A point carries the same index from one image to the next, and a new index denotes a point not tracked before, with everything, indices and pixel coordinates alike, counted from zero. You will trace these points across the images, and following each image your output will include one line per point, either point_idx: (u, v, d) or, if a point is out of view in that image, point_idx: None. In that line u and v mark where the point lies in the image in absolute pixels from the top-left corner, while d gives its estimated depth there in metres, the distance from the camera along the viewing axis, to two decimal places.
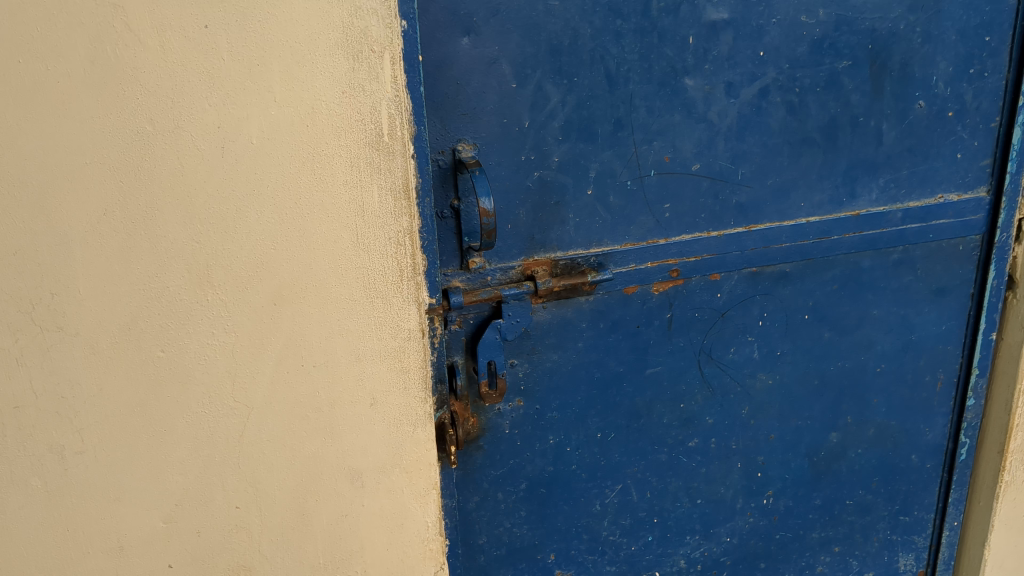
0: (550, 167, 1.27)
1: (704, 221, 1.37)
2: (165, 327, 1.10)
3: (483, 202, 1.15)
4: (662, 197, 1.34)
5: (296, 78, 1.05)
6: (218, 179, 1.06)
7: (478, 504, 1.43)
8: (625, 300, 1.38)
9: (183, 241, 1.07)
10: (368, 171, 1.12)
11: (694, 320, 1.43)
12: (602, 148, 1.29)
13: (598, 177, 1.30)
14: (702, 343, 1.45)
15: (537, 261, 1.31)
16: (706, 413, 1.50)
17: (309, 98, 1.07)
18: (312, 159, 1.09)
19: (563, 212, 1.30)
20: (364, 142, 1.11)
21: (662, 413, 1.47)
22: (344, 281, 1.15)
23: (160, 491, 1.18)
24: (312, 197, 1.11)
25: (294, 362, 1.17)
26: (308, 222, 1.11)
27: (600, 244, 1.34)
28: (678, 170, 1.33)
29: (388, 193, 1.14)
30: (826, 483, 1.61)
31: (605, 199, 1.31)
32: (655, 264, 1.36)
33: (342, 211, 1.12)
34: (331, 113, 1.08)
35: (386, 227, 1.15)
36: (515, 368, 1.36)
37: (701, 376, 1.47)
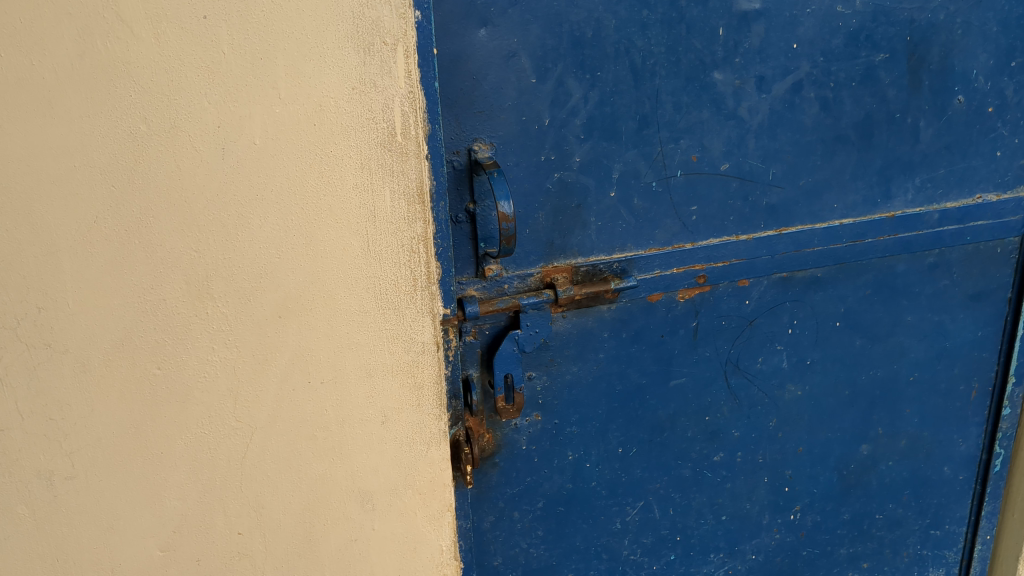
0: (572, 168, 1.19)
1: (732, 224, 1.29)
2: (161, 342, 1.03)
3: (502, 203, 1.08)
4: (689, 198, 1.26)
5: (303, 72, 0.97)
6: (218, 182, 0.98)
7: (493, 524, 1.35)
8: (649, 308, 1.30)
9: (180, 250, 0.99)
10: (380, 173, 1.04)
11: (721, 328, 1.35)
12: (626, 147, 1.21)
13: (622, 178, 1.22)
14: (728, 353, 1.37)
15: (557, 268, 1.23)
16: (732, 426, 1.42)
17: (317, 95, 0.99)
18: (321, 160, 1.01)
19: (585, 215, 1.22)
20: (375, 142, 1.03)
21: (686, 427, 1.40)
22: (354, 292, 1.07)
23: (157, 517, 1.10)
24: (321, 201, 1.02)
25: (300, 379, 1.09)
26: (315, 228, 1.03)
27: (623, 249, 1.26)
28: (706, 170, 1.25)
29: (400, 197, 1.06)
30: (855, 497, 1.54)
31: (629, 201, 1.24)
32: (681, 270, 1.28)
33: (353, 217, 1.04)
34: (341, 111, 1.00)
35: (399, 233, 1.07)
36: (533, 382, 1.29)
37: (728, 388, 1.39)
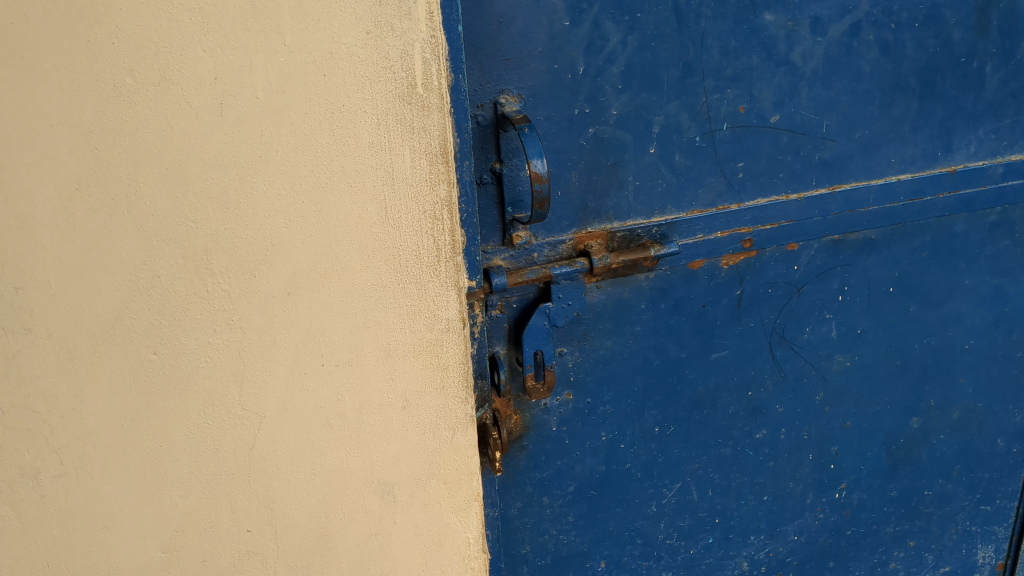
0: (608, 122, 1.07)
1: (782, 181, 1.18)
2: (157, 324, 0.92)
3: (533, 160, 0.96)
4: (735, 154, 1.14)
5: (310, 14, 0.85)
6: (216, 143, 0.86)
7: (521, 510, 1.25)
8: (690, 276, 1.19)
9: (175, 220, 0.88)
10: (399, 130, 0.92)
11: (767, 297, 1.24)
12: (667, 98, 1.09)
13: (662, 133, 1.10)
14: (774, 323, 1.26)
15: (591, 234, 1.12)
16: (776, 401, 1.32)
17: (326, 41, 0.86)
18: (332, 116, 0.89)
19: (621, 174, 1.11)
20: (393, 95, 0.90)
21: (727, 403, 1.29)
22: (370, 265, 0.96)
23: (158, 516, 0.99)
24: (333, 163, 0.91)
25: (312, 362, 0.98)
26: (327, 192, 0.91)
27: (662, 212, 1.14)
28: (755, 123, 1.13)
29: (422, 157, 0.94)
30: (904, 473, 1.44)
31: (669, 158, 1.12)
32: (725, 234, 1.17)
33: (369, 181, 0.92)
34: (354, 59, 0.88)
35: (421, 198, 0.95)
36: (564, 358, 1.18)
37: (773, 360, 1.29)
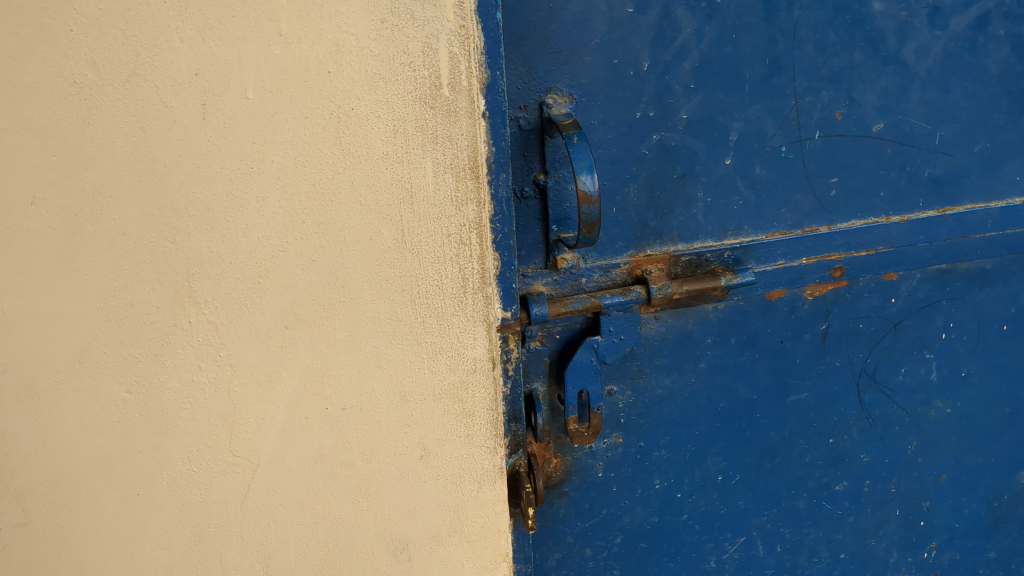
0: (676, 128, 0.90)
1: (882, 201, 0.99)
2: (132, 359, 0.78)
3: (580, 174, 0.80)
4: (828, 168, 0.96)
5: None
6: (197, 151, 0.72)
7: (559, 563, 1.08)
8: (766, 308, 1.01)
9: (151, 240, 0.74)
10: (419, 138, 0.76)
11: (857, 333, 1.06)
12: (749, 100, 0.91)
13: (742, 141, 0.93)
14: (864, 363, 1.09)
15: (651, 258, 0.95)
16: (861, 450, 1.15)
17: (331, 31, 0.71)
18: (337, 121, 0.74)
19: (689, 190, 0.94)
20: (411, 97, 0.75)
21: (804, 451, 1.13)
22: (383, 296, 0.81)
23: (136, 572, 0.86)
24: (339, 176, 0.75)
25: (315, 405, 0.84)
26: (331, 211, 0.76)
27: (737, 234, 0.97)
28: (853, 132, 0.95)
29: (446, 171, 0.78)
30: (1004, 533, 1.26)
31: (748, 171, 0.94)
32: (811, 260, 0.99)
33: (382, 198, 0.77)
34: (365, 54, 0.72)
35: (444, 219, 0.79)
36: (614, 398, 1.02)
37: (860, 405, 1.11)
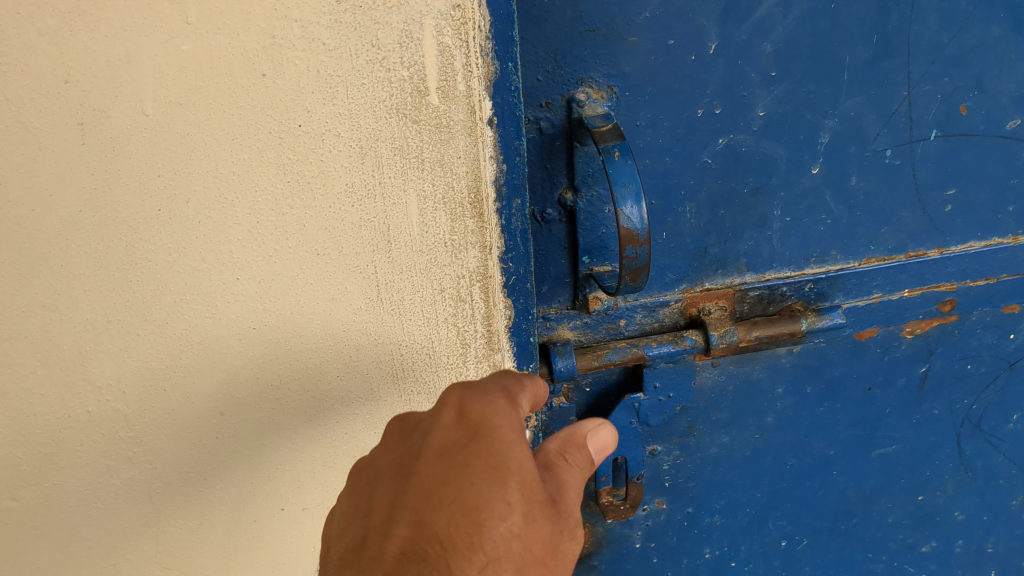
0: (750, 129, 0.68)
1: (1011, 217, 0.77)
2: (14, 460, 0.56)
3: (623, 202, 0.59)
4: (944, 177, 0.73)
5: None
6: (78, 189, 0.49)
7: None
8: (853, 350, 0.80)
9: (22, 309, 0.51)
10: (398, 165, 0.54)
11: (963, 375, 0.85)
12: (848, 91, 0.68)
13: (834, 144, 0.70)
14: (968, 409, 0.87)
15: (710, 293, 0.74)
16: (954, 507, 0.94)
17: (260, 18, 0.47)
18: (277, 144, 0.51)
19: (763, 206, 0.71)
20: (385, 109, 0.52)
21: (887, 510, 0.92)
22: (353, 372, 0.60)
23: None
24: (285, 219, 0.53)
25: (269, 501, 0.64)
26: (275, 264, 0.55)
27: (822, 261, 0.75)
28: (981, 131, 0.72)
29: (437, 209, 0.56)
30: None
31: (841, 182, 0.72)
32: (916, 293, 0.77)
33: (347, 245, 0.55)
34: (315, 48, 0.49)
35: (434, 271, 0.58)
36: (658, 459, 0.81)
37: (959, 457, 0.90)
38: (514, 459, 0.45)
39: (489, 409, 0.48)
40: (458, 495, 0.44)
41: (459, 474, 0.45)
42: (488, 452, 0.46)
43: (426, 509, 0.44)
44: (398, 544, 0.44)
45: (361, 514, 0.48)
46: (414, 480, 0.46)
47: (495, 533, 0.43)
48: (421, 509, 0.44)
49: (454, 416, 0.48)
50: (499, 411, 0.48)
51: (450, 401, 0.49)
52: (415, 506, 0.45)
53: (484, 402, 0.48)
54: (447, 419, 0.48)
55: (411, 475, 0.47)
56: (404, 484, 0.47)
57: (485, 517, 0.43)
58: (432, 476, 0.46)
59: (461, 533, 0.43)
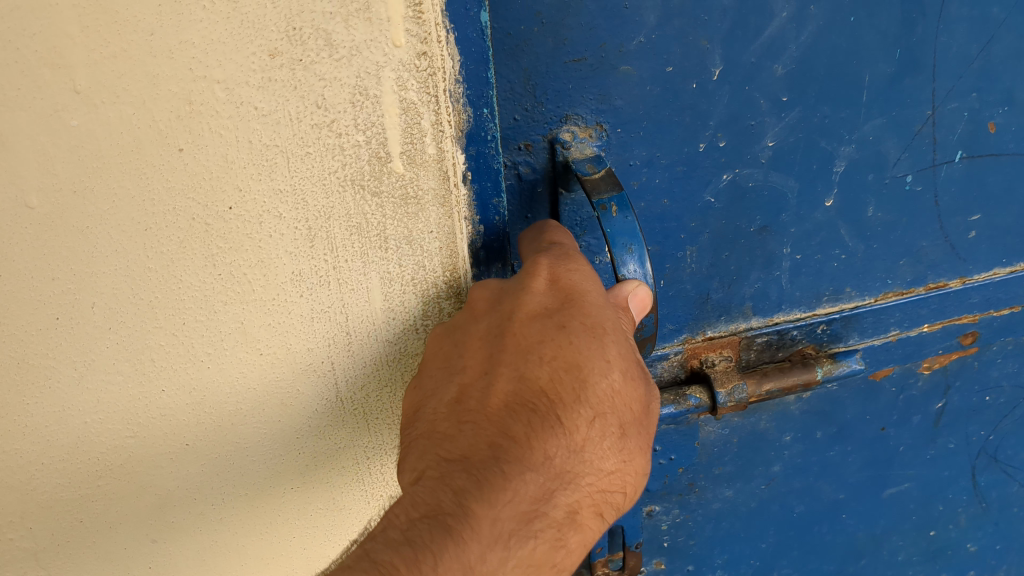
0: (758, 161, 0.59)
1: None
2: None
3: (623, 262, 0.48)
4: (969, 202, 0.65)
5: (122, 27, 0.34)
6: None
7: None
8: (867, 391, 0.72)
9: None
10: (356, 246, 0.44)
11: (981, 407, 0.78)
12: (867, 113, 0.59)
13: (850, 172, 0.61)
14: (985, 441, 0.80)
15: (713, 343, 0.65)
16: (967, 540, 0.86)
17: (171, 82, 0.36)
18: (202, 231, 0.40)
19: (771, 245, 0.63)
20: (338, 181, 0.42)
21: (898, 549, 0.84)
22: (311, 480, 0.51)
23: None
24: (218, 318, 0.43)
25: None
26: (209, 370, 0.45)
27: (836, 299, 0.67)
28: (1010, 149, 0.64)
29: (406, 293, 0.46)
30: None
31: (856, 214, 0.63)
32: (936, 327, 0.70)
33: (297, 342, 0.45)
34: (246, 114, 0.38)
35: (404, 362, 0.49)
36: (657, 519, 0.73)
37: (974, 490, 0.83)
38: (609, 319, 0.41)
39: (580, 272, 0.42)
40: (559, 353, 0.40)
41: (558, 334, 0.40)
42: (584, 312, 0.41)
43: (526, 366, 0.41)
44: (500, 398, 0.41)
45: (441, 367, 0.43)
46: (507, 343, 0.41)
47: (600, 391, 0.40)
48: (521, 367, 0.41)
49: (545, 278, 0.42)
50: (586, 276, 0.42)
51: (540, 268, 0.42)
52: (514, 363, 0.41)
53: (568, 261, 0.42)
54: (538, 286, 0.42)
55: (503, 336, 0.42)
56: (495, 344, 0.42)
57: (587, 372, 0.40)
58: (527, 335, 0.41)
59: (566, 387, 0.40)
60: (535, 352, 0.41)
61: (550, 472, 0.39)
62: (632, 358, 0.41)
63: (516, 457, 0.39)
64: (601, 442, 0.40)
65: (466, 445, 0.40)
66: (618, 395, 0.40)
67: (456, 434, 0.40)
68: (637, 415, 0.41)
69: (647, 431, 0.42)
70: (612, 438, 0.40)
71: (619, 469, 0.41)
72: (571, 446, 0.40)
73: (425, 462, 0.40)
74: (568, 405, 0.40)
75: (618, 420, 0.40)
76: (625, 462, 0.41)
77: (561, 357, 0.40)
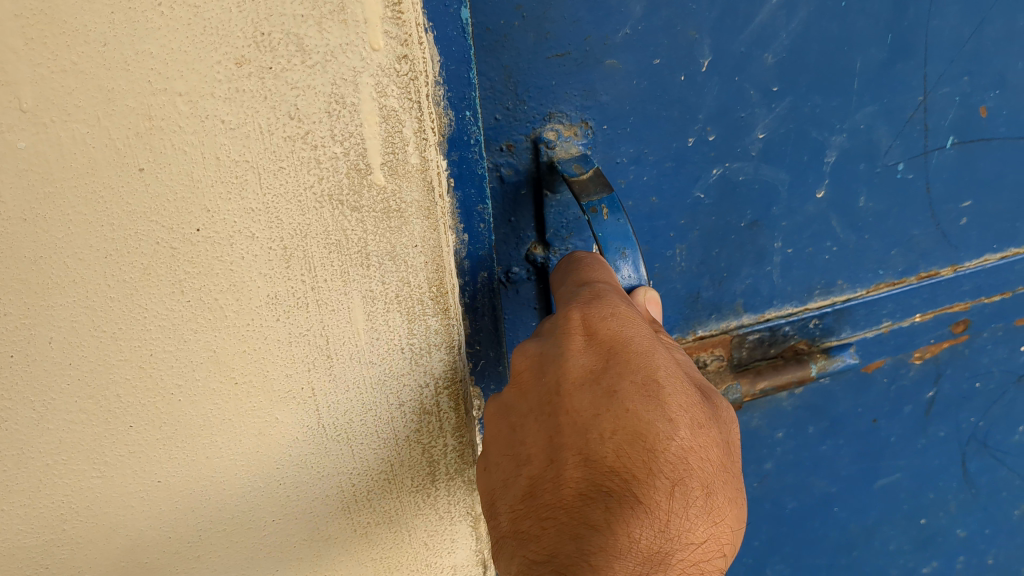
0: (748, 154, 0.56)
1: None
2: None
3: (616, 268, 0.46)
4: (960, 189, 0.64)
5: (72, 38, 0.31)
6: None
7: None
8: (859, 384, 0.71)
9: None
10: (335, 265, 0.41)
11: (971, 394, 0.77)
12: (859, 101, 0.57)
13: (841, 163, 0.59)
14: (975, 427, 0.79)
15: (704, 342, 0.63)
16: (957, 525, 0.86)
17: (127, 96, 0.33)
18: (168, 256, 0.37)
19: (762, 240, 0.61)
20: (314, 197, 0.38)
21: (889, 538, 0.83)
22: (293, 512, 0.48)
23: None
24: (190, 348, 0.40)
25: None
26: (181, 403, 0.41)
27: (827, 292, 0.65)
28: (1000, 134, 0.62)
29: (390, 311, 0.43)
30: None
31: (847, 204, 0.61)
32: (928, 317, 0.69)
33: (274, 369, 0.42)
34: (212, 128, 0.35)
35: (389, 383, 0.46)
36: None
37: (964, 476, 0.82)
38: (661, 368, 0.39)
39: (618, 317, 0.40)
40: (618, 423, 0.38)
41: (611, 402, 0.38)
42: (633, 370, 0.39)
43: (587, 443, 0.38)
44: (572, 488, 0.37)
45: (507, 453, 0.41)
46: (564, 419, 0.39)
47: (669, 455, 0.37)
48: (582, 444, 0.38)
49: (583, 337, 0.40)
50: (629, 319, 0.40)
51: (574, 324, 0.40)
52: (576, 443, 0.38)
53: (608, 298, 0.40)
54: (576, 346, 0.40)
55: (557, 413, 0.39)
56: (551, 425, 0.40)
57: (653, 438, 0.37)
58: (582, 410, 0.39)
59: (635, 460, 0.37)
60: (593, 426, 0.38)
61: (640, 556, 0.34)
62: (694, 405, 0.39)
63: (603, 545, 0.35)
64: (687, 509, 0.36)
65: (552, 542, 0.36)
66: (688, 453, 0.37)
67: (540, 534, 0.37)
68: (715, 469, 0.38)
69: (730, 482, 0.39)
70: (697, 501, 0.37)
71: (712, 535, 0.37)
72: (656, 524, 0.35)
73: (516, 566, 0.38)
74: (642, 474, 0.36)
75: (697, 480, 0.37)
76: (716, 522, 0.37)
77: (621, 424, 0.38)
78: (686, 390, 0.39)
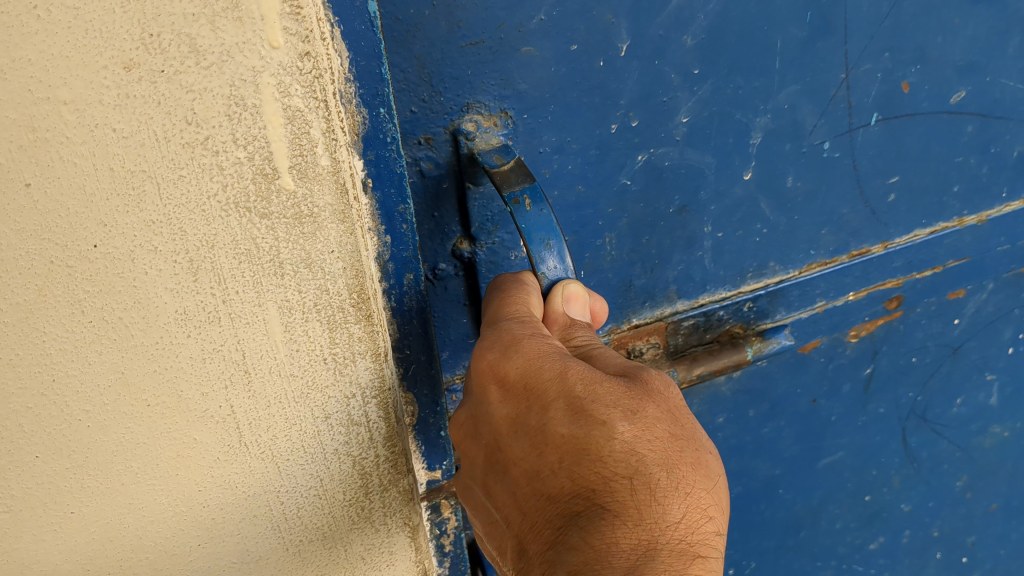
0: (673, 140, 0.55)
1: (956, 199, 0.68)
2: None
3: (541, 259, 0.45)
4: (887, 166, 0.64)
5: None
6: None
7: None
8: (796, 365, 0.71)
9: None
10: (245, 277, 0.39)
11: (908, 368, 0.77)
12: (782, 81, 0.56)
13: (768, 144, 0.59)
14: (914, 402, 0.80)
15: (638, 332, 0.62)
16: (901, 500, 0.86)
17: (6, 107, 0.30)
18: (64, 276, 0.35)
19: (693, 226, 0.60)
20: (219, 205, 0.36)
21: (836, 516, 0.83)
22: (221, 537, 0.46)
23: None
24: (94, 373, 0.38)
25: None
26: (91, 430, 0.39)
27: (760, 275, 0.65)
28: (924, 109, 0.62)
29: (308, 322, 0.41)
30: None
31: (775, 186, 0.61)
32: (862, 294, 0.69)
33: (188, 390, 0.40)
34: (103, 137, 0.33)
35: (314, 396, 0.44)
36: None
37: (905, 451, 0.83)
38: (576, 374, 0.38)
39: (519, 351, 0.39)
40: (559, 451, 0.37)
41: (545, 437, 0.38)
42: (551, 392, 0.38)
43: (544, 482, 0.38)
44: (548, 525, 0.37)
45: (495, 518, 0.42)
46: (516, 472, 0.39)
47: (616, 453, 0.36)
48: (540, 486, 0.38)
49: (499, 384, 0.40)
50: (528, 345, 0.39)
51: (488, 376, 0.40)
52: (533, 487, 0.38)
53: (503, 336, 0.40)
54: (500, 396, 0.40)
55: (511, 469, 0.40)
56: (511, 480, 0.40)
57: (594, 445, 0.36)
58: (526, 455, 0.39)
59: (588, 475, 0.36)
60: (540, 465, 0.38)
61: (623, 552, 0.33)
62: (622, 393, 0.38)
63: (583, 559, 0.33)
64: (653, 495, 0.35)
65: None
66: (634, 442, 0.36)
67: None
68: (666, 443, 0.37)
69: (688, 446, 0.38)
70: (661, 480, 0.35)
71: (690, 506, 0.36)
72: (630, 520, 0.34)
73: None
74: (599, 486, 0.36)
75: (652, 463, 0.36)
76: (688, 493, 0.36)
77: (563, 447, 0.37)
78: (610, 383, 0.38)
